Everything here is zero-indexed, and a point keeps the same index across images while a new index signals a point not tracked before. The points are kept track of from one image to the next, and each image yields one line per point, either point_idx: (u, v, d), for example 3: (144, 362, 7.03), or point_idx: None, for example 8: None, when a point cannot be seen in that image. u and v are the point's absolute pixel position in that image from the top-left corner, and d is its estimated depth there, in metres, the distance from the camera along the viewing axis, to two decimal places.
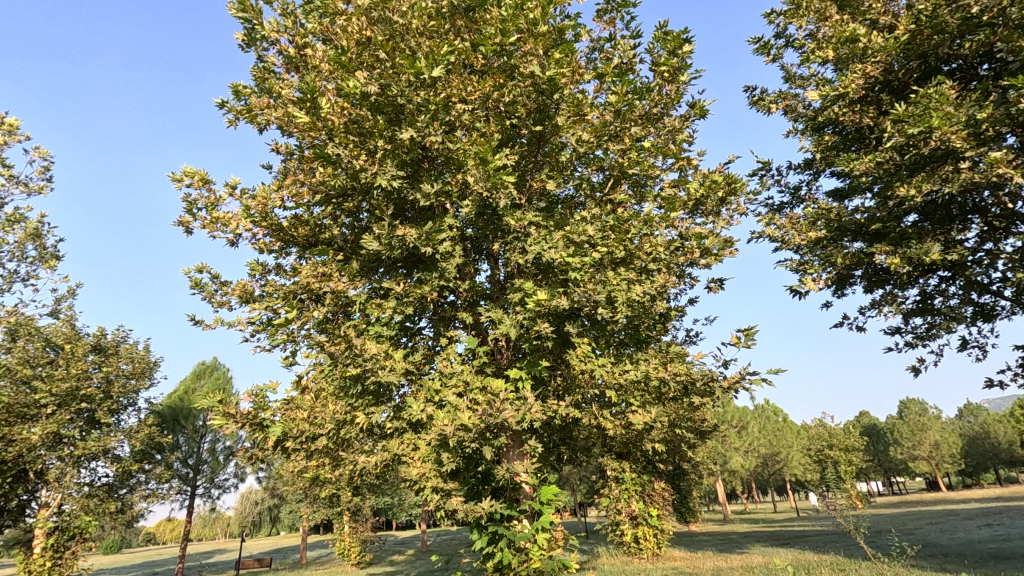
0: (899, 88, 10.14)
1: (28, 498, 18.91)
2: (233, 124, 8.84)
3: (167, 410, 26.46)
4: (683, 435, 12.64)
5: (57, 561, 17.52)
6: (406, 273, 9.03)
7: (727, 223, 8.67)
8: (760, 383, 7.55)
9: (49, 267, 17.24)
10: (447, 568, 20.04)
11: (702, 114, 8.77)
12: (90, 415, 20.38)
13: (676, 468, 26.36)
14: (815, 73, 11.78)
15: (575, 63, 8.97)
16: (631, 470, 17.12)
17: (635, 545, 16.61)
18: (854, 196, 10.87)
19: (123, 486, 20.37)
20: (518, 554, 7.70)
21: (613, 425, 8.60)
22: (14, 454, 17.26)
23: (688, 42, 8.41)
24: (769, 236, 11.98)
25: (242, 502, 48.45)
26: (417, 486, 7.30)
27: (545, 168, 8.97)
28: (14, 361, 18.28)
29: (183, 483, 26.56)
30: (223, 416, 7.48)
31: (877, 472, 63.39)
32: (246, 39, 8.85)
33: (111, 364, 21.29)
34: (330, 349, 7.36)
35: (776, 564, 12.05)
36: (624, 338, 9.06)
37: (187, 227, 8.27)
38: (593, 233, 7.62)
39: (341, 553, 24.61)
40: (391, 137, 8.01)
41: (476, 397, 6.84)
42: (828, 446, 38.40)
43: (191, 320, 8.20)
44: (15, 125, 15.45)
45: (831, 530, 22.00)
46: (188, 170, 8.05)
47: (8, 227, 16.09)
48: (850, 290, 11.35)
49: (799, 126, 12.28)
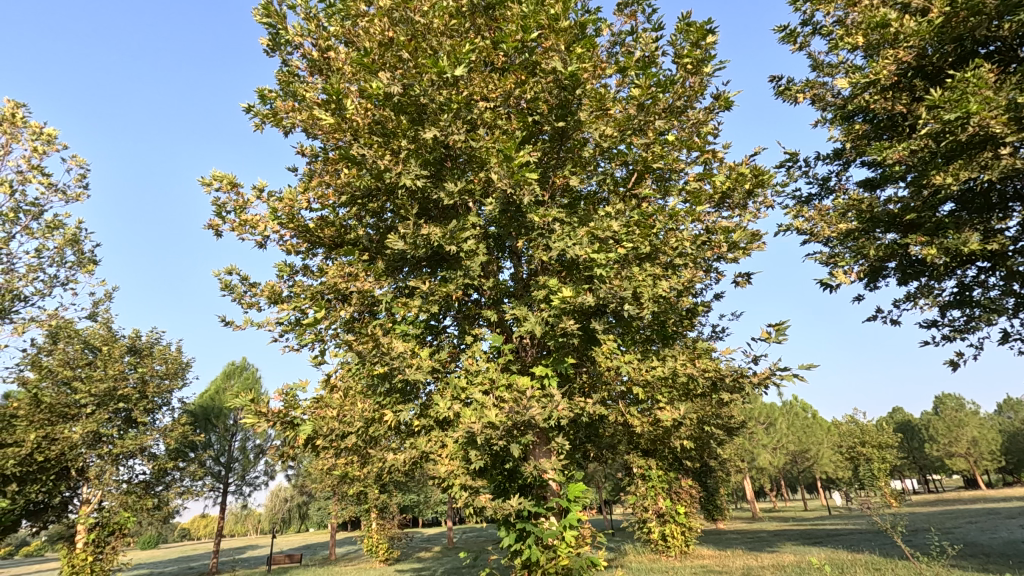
0: (932, 73, 9.86)
1: (71, 494, 19.61)
2: (259, 128, 8.99)
3: (199, 409, 27.19)
4: (712, 433, 12.42)
5: (98, 556, 17.99)
6: (430, 272, 9.07)
7: (755, 216, 8.52)
8: (791, 379, 7.36)
9: (87, 272, 17.81)
10: (474, 565, 20.14)
11: (727, 106, 8.63)
12: (127, 415, 20.94)
13: (702, 464, 26.01)
14: (844, 60, 11.45)
15: (597, 58, 8.87)
16: (657, 468, 16.96)
17: (663, 543, 16.49)
18: (886, 185, 10.55)
19: (160, 483, 20.93)
20: (546, 551, 7.65)
21: (640, 422, 8.55)
22: (57, 453, 17.97)
23: (711, 33, 8.30)
24: (797, 229, 11.69)
25: (272, 499, 49.29)
26: (445, 484, 7.34)
27: (567, 164, 8.93)
28: (55, 363, 19.30)
29: (216, 480, 27.20)
30: (255, 414, 7.66)
31: (912, 470, 61.62)
32: (271, 44, 9.02)
33: (147, 364, 21.85)
34: (358, 348, 7.45)
35: (810, 564, 11.81)
36: (651, 335, 8.95)
37: (216, 230, 8.44)
38: (618, 228, 7.53)
39: (369, 550, 24.94)
40: (414, 137, 8.05)
41: (503, 395, 6.84)
42: (860, 443, 37.38)
43: (222, 320, 8.36)
44: (53, 135, 15.98)
45: (865, 529, 21.41)
46: (217, 174, 8.21)
47: (48, 234, 16.64)
48: (884, 282, 11.03)
49: (827, 116, 11.96)
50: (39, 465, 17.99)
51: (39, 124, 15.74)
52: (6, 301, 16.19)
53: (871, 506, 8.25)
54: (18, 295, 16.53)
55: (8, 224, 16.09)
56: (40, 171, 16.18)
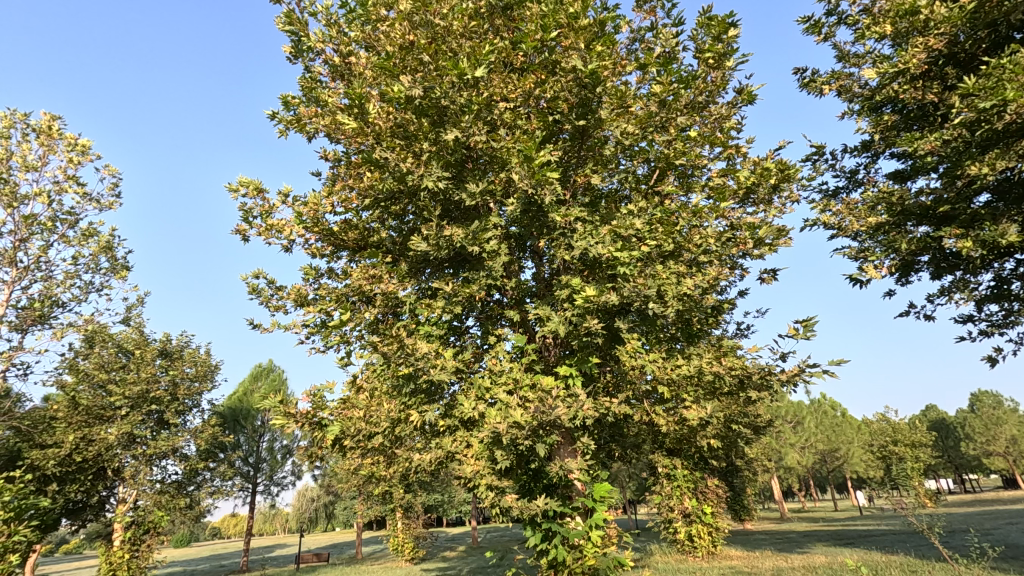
0: (966, 60, 9.52)
1: (107, 493, 20.38)
2: (284, 134, 9.17)
3: (228, 410, 27.80)
4: (739, 432, 12.22)
5: (135, 553, 18.31)
6: (452, 272, 9.11)
7: (780, 211, 8.43)
8: (821, 377, 7.23)
9: (120, 278, 18.35)
10: (499, 565, 20.12)
11: (750, 100, 8.52)
12: (159, 416, 21.37)
13: (728, 463, 25.66)
14: (871, 50, 11.17)
15: (616, 55, 8.80)
16: (683, 467, 16.76)
17: (690, 543, 16.29)
18: (917, 176, 10.26)
19: (191, 483, 21.39)
20: (573, 551, 7.62)
21: (666, 421, 8.49)
22: (94, 453, 18.88)
23: (733, 26, 8.20)
24: (824, 224, 11.44)
25: (299, 499, 50.03)
26: (471, 484, 7.39)
27: (588, 162, 8.89)
28: (91, 367, 20.06)
29: (245, 480, 27.75)
30: (284, 415, 7.82)
31: (947, 469, 59.84)
32: (294, 52, 9.17)
33: (177, 367, 22.29)
34: (383, 349, 7.51)
35: (843, 565, 11.57)
36: (675, 333, 8.85)
37: (244, 235, 8.64)
38: (641, 226, 7.49)
39: (395, 549, 25.18)
40: (436, 139, 8.07)
41: (527, 395, 6.85)
42: (892, 442, 36.46)
43: (250, 324, 8.56)
44: (87, 146, 16.49)
45: (899, 530, 20.88)
46: (243, 180, 8.38)
47: (83, 241, 17.18)
48: (916, 277, 10.70)
49: (854, 108, 11.63)
50: (79, 464, 18.95)
51: (73, 135, 16.26)
52: (46, 307, 16.77)
53: (905, 507, 8.05)
54: (57, 301, 17.11)
55: (47, 233, 16.68)
56: (76, 181, 16.74)
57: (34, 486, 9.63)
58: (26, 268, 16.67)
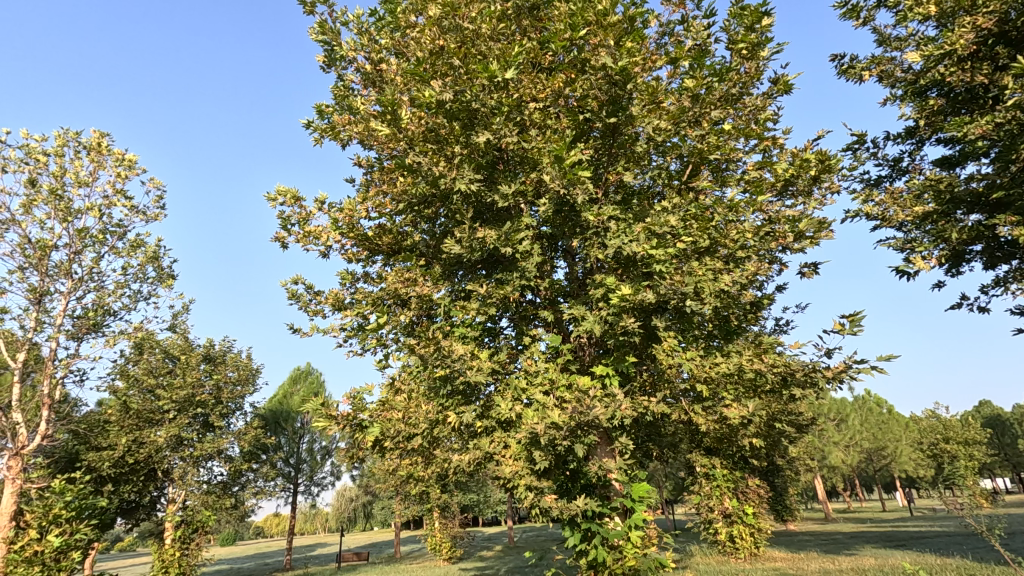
0: (1018, 38, 8.92)
1: (158, 493, 21.25)
2: (319, 142, 9.39)
3: (269, 413, 28.58)
4: (781, 431, 11.89)
5: (185, 551, 18.80)
6: (485, 274, 9.14)
7: (820, 203, 8.19)
8: (869, 373, 6.98)
9: (166, 286, 19.09)
10: (537, 565, 20.07)
11: (786, 89, 8.30)
12: (205, 419, 22.09)
13: (769, 463, 25.02)
14: (914, 32, 10.73)
15: (646, 50, 8.68)
16: (722, 466, 16.43)
17: (731, 544, 15.95)
18: (967, 162, 9.80)
19: (236, 483, 22.07)
20: (612, 551, 7.56)
21: (705, 420, 8.33)
22: (145, 455, 19.71)
23: (767, 15, 8.01)
24: (866, 214, 11.04)
25: (337, 499, 50.93)
26: (510, 485, 7.41)
27: (620, 160, 8.72)
28: (140, 372, 20.97)
29: (287, 481, 28.50)
30: (326, 417, 8.04)
31: (1004, 467, 56.98)
32: (327, 61, 9.38)
33: (221, 371, 22.96)
34: (420, 352, 7.61)
35: (895, 568, 11.15)
36: (712, 330, 8.69)
37: (283, 242, 8.92)
38: (676, 223, 7.35)
39: (433, 548, 25.42)
40: (466, 142, 8.11)
41: (564, 396, 6.81)
42: (944, 439, 34.95)
43: (291, 328, 8.80)
44: (133, 160, 17.20)
45: (959, 531, 20.00)
46: (281, 190, 8.63)
47: (132, 252, 17.95)
48: (968, 267, 10.19)
49: (896, 93, 11.20)
50: (131, 466, 19.85)
51: (121, 151, 17.00)
52: (98, 316, 17.59)
53: (960, 507, 7.73)
54: (109, 310, 17.93)
55: (98, 245, 17.47)
56: (124, 195, 17.50)
57: (93, 487, 10.07)
58: (79, 279, 17.51)
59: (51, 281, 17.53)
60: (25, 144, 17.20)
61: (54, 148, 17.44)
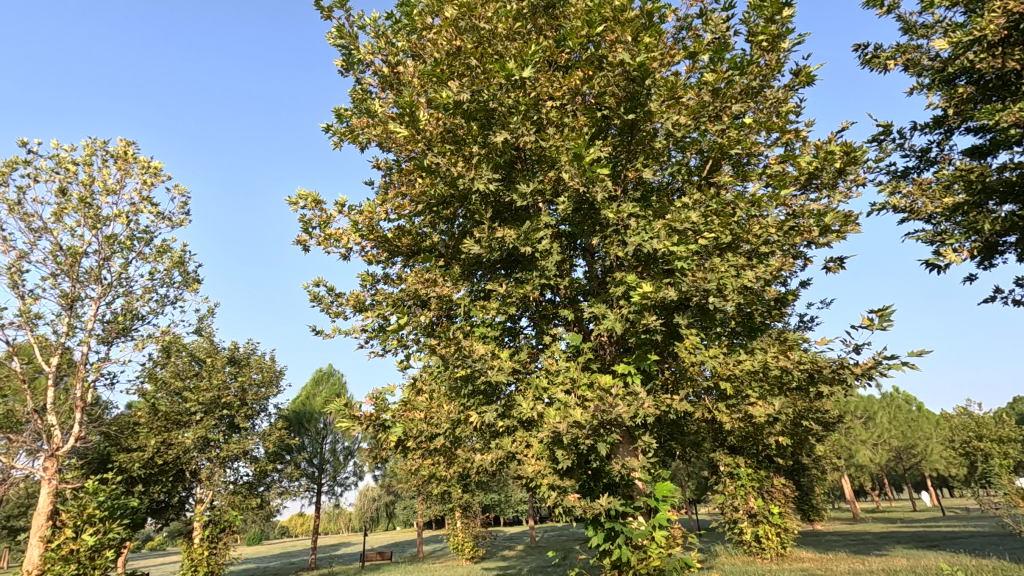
0: None
1: (186, 493, 21.67)
2: (339, 146, 9.49)
3: (292, 414, 28.96)
4: (808, 429, 11.67)
5: (213, 550, 19.11)
6: (505, 273, 9.14)
7: (845, 195, 8.00)
8: (899, 369, 6.79)
9: (192, 290, 19.49)
10: (559, 565, 19.99)
11: (808, 81, 8.14)
12: (230, 420, 22.46)
13: (794, 462, 24.60)
14: (940, 18, 10.45)
15: (663, 45, 8.59)
16: (747, 465, 16.18)
17: (757, 544, 15.66)
18: (998, 151, 9.49)
19: (261, 483, 22.40)
20: (636, 551, 7.49)
21: (729, 418, 8.22)
22: (173, 456, 20.13)
23: (788, 6, 7.85)
24: (893, 207, 10.76)
25: (360, 499, 51.34)
26: (533, 484, 7.40)
27: (639, 156, 8.60)
28: (168, 375, 21.45)
29: (311, 480, 28.86)
30: (350, 418, 8.12)
31: None
32: (345, 65, 9.46)
33: (245, 373, 23.31)
34: (441, 352, 7.62)
35: (929, 569, 10.85)
36: (736, 327, 8.54)
37: (305, 245, 9.02)
38: (697, 219, 7.23)
39: (455, 548, 25.52)
40: (484, 142, 8.11)
41: (586, 395, 6.77)
42: (977, 437, 33.98)
43: (313, 330, 8.91)
44: (158, 167, 17.58)
45: (994, 531, 19.45)
46: (302, 193, 8.74)
47: (158, 257, 18.36)
48: (1001, 259, 9.85)
49: (923, 81, 10.91)
50: (160, 467, 20.35)
51: (146, 159, 17.40)
52: (127, 320, 18.02)
53: None
54: (137, 315, 18.36)
55: (126, 251, 17.90)
56: (150, 202, 17.91)
57: (124, 487, 10.28)
58: (109, 284, 17.96)
59: (81, 287, 18.03)
60: (55, 154, 17.71)
61: (83, 157, 17.92)
